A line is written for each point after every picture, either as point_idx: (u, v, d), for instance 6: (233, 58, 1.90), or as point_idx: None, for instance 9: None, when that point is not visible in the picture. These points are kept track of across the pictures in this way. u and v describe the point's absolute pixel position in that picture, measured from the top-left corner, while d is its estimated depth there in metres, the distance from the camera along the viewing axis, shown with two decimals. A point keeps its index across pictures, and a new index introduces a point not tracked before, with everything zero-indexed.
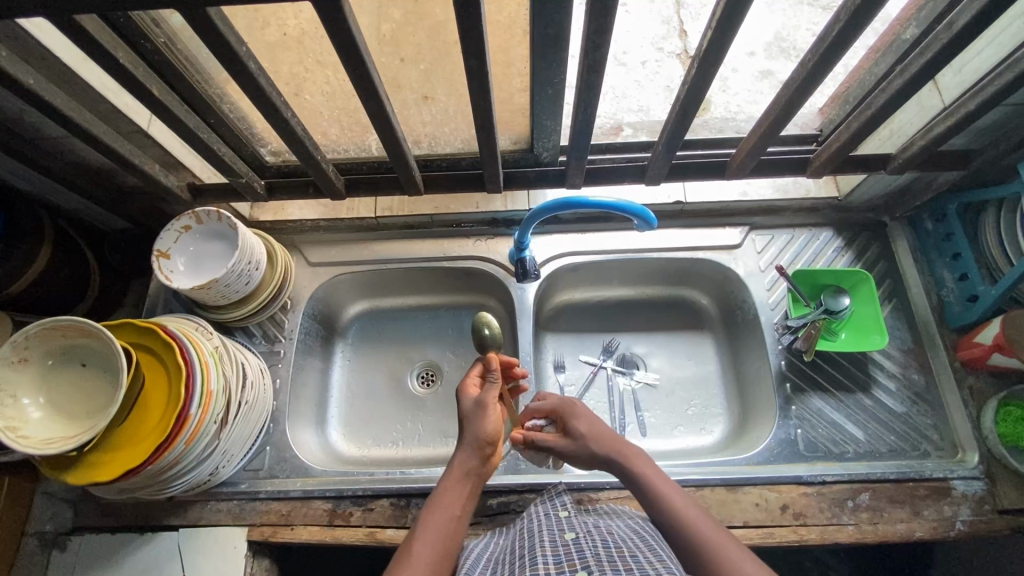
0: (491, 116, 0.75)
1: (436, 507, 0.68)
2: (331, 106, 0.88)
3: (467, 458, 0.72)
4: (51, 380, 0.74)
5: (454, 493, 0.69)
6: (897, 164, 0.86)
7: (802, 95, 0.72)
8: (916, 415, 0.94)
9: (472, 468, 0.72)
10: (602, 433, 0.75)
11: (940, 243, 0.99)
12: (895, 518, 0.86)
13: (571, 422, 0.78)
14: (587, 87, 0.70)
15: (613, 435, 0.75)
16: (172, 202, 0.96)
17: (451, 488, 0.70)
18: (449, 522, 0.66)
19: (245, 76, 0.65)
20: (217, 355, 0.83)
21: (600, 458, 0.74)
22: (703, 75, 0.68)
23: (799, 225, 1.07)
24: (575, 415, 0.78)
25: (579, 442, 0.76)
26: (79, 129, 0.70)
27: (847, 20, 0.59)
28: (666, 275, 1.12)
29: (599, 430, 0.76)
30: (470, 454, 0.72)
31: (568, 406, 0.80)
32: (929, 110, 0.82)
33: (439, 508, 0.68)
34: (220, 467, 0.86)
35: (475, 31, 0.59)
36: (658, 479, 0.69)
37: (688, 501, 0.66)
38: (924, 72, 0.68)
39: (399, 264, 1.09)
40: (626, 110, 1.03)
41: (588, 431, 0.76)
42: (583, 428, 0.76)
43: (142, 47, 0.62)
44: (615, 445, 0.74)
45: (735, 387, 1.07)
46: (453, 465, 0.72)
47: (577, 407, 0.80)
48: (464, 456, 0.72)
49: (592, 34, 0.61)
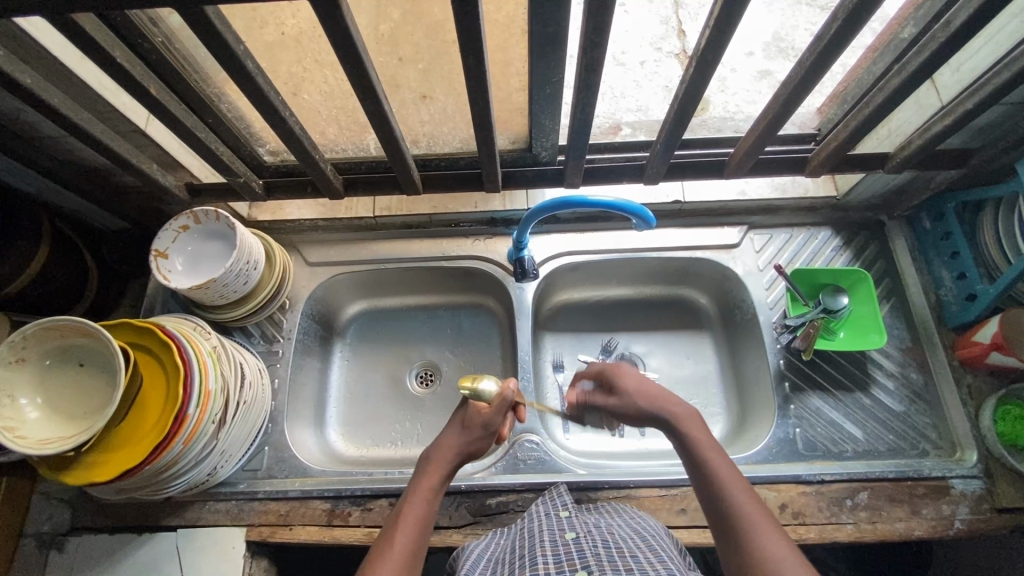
0: (489, 115, 0.75)
1: (414, 501, 0.68)
2: (329, 105, 0.88)
3: (454, 455, 0.71)
4: (48, 380, 0.74)
5: (434, 487, 0.69)
6: (895, 163, 0.86)
7: (801, 95, 0.72)
8: (915, 414, 0.94)
9: (456, 464, 0.71)
10: (651, 395, 0.71)
11: (938, 243, 0.99)
12: (894, 517, 0.86)
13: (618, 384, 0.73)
14: (585, 86, 0.70)
15: (664, 398, 0.71)
16: (170, 202, 0.96)
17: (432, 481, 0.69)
18: (425, 516, 0.67)
19: (243, 75, 0.65)
20: (215, 355, 0.82)
21: (648, 419, 0.71)
22: (702, 74, 0.68)
23: (798, 224, 1.07)
24: (621, 376, 0.74)
25: (627, 402, 0.72)
26: (76, 129, 0.70)
27: (845, 18, 0.59)
28: (665, 275, 1.12)
29: (649, 391, 0.72)
30: (457, 451, 0.71)
31: (615, 366, 0.76)
32: (927, 109, 0.82)
33: (420, 502, 0.68)
34: (218, 467, 0.86)
35: (473, 30, 0.59)
36: (709, 446, 0.67)
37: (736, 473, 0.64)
38: (922, 71, 0.68)
39: (397, 263, 1.09)
40: (625, 110, 1.03)
41: (635, 391, 0.72)
42: (631, 387, 0.72)
43: (140, 46, 0.62)
44: (667, 409, 0.70)
45: (734, 387, 1.07)
46: (437, 457, 0.71)
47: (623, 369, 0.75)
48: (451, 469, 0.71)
49: (590, 33, 0.61)
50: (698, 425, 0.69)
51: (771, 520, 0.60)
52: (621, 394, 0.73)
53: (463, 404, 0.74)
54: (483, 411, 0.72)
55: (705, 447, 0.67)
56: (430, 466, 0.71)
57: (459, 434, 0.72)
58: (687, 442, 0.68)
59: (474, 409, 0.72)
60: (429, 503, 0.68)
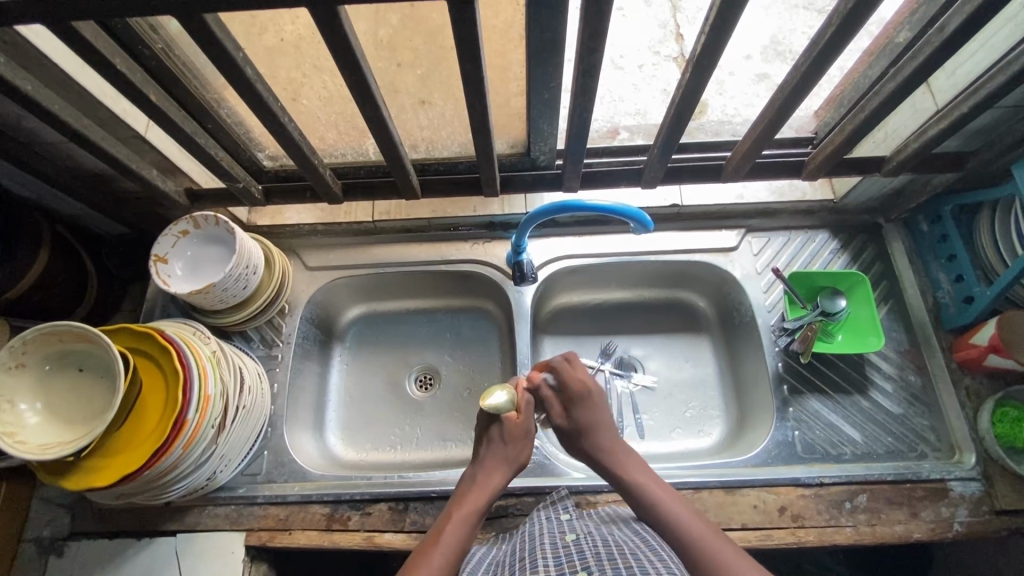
0: (488, 119, 0.75)
1: (462, 518, 0.73)
2: (328, 110, 0.88)
3: (501, 482, 0.78)
4: (48, 385, 0.74)
5: (481, 511, 0.75)
6: (891, 166, 0.87)
7: (797, 99, 0.72)
8: (913, 416, 0.94)
9: (500, 492, 0.78)
10: (600, 431, 0.81)
11: (935, 245, 1.00)
12: (894, 519, 0.86)
13: (575, 411, 0.83)
14: (583, 91, 0.70)
15: (612, 436, 0.81)
16: (170, 207, 0.96)
17: (479, 503, 0.75)
18: (471, 535, 0.72)
19: (243, 81, 0.65)
20: (215, 360, 0.83)
21: (589, 451, 0.80)
22: (698, 78, 0.69)
23: (796, 227, 1.07)
24: (584, 408, 0.83)
25: (577, 427, 0.82)
26: (76, 135, 0.71)
27: (840, 24, 0.60)
28: (664, 278, 1.12)
29: (601, 426, 0.81)
30: (503, 478, 0.78)
31: (584, 390, 0.84)
32: (923, 112, 0.82)
33: (466, 520, 0.73)
34: (218, 471, 0.86)
35: (470, 36, 0.60)
36: (654, 481, 0.74)
37: (682, 502, 0.71)
38: (917, 75, 0.68)
39: (396, 268, 1.09)
40: (624, 114, 1.03)
41: (586, 424, 0.82)
42: (583, 418, 0.82)
43: (140, 53, 0.63)
44: (613, 450, 0.79)
45: (733, 389, 1.07)
46: (485, 483, 0.78)
47: (590, 397, 0.83)
48: (498, 483, 0.78)
49: (587, 39, 0.61)
50: (639, 466, 0.77)
51: (718, 532, 0.65)
52: (575, 421, 0.82)
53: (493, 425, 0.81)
54: (516, 423, 0.81)
55: (651, 485, 0.74)
56: (476, 489, 0.77)
57: (505, 462, 0.79)
58: (635, 483, 0.74)
59: (508, 421, 0.81)
60: (475, 524, 0.73)
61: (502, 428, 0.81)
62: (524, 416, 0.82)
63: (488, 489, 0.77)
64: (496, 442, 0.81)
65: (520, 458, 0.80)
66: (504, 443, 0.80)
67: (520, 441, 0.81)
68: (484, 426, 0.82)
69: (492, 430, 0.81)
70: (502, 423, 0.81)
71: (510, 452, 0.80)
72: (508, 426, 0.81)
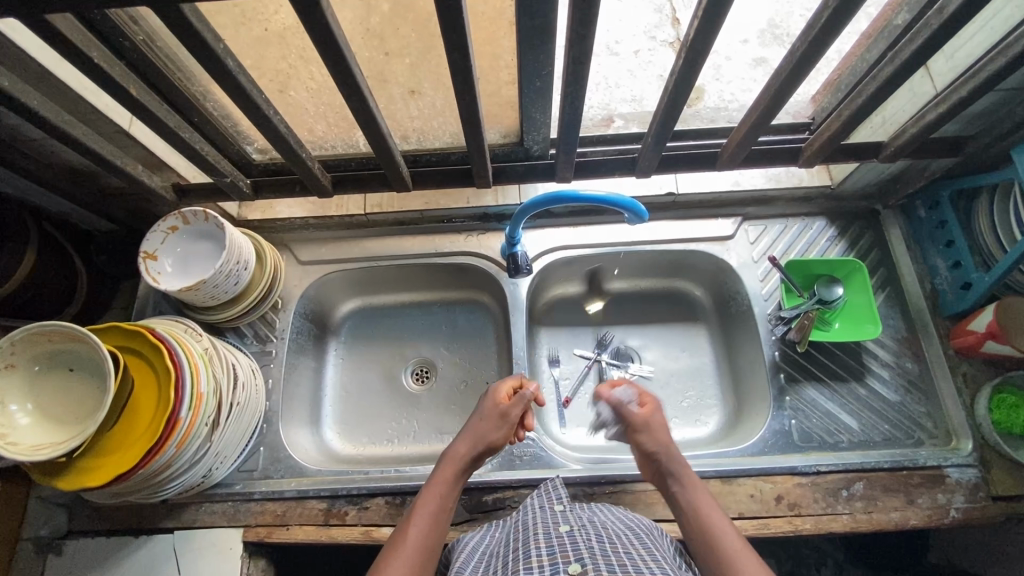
0: (478, 110, 0.74)
1: (433, 491, 0.75)
2: (316, 101, 0.87)
3: (470, 458, 0.80)
4: (38, 386, 0.74)
5: (452, 485, 0.77)
6: (890, 152, 0.85)
7: (793, 85, 0.71)
8: (910, 403, 0.94)
9: (469, 470, 0.80)
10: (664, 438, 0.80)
11: (933, 232, 0.98)
12: (890, 506, 0.86)
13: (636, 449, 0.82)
14: (574, 79, 0.68)
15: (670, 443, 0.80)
16: (157, 203, 0.95)
17: (450, 475, 0.77)
18: (445, 505, 0.74)
19: (225, 74, 0.64)
20: (207, 357, 0.82)
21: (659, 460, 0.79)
22: (691, 66, 0.67)
23: (792, 214, 1.06)
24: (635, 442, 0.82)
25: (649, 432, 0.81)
26: (57, 131, 0.69)
27: (836, 6, 0.58)
28: (660, 267, 1.11)
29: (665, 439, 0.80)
30: (473, 452, 0.80)
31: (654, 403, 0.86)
32: (921, 97, 0.81)
33: (441, 493, 0.75)
34: (213, 468, 0.86)
35: (456, 24, 0.58)
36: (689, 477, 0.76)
37: (708, 498, 0.74)
38: (917, 58, 0.67)
39: (389, 261, 1.08)
40: (619, 100, 1.02)
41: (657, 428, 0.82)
42: (658, 423, 0.82)
43: (120, 45, 0.61)
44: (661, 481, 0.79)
45: (730, 378, 1.06)
46: (454, 455, 0.80)
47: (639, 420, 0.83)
48: (469, 457, 0.80)
49: (578, 25, 0.60)
50: (714, 507, 0.72)
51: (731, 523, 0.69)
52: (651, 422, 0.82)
53: (477, 413, 0.84)
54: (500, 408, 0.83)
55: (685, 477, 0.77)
56: (449, 462, 0.79)
57: (475, 438, 0.81)
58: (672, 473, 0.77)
59: (491, 405, 0.84)
60: (448, 499, 0.75)
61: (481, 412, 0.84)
62: (513, 405, 0.84)
63: (457, 462, 0.79)
64: (475, 419, 0.84)
65: (492, 439, 0.81)
66: (478, 421, 0.83)
67: (495, 423, 0.82)
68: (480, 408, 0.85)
69: (475, 415, 0.84)
70: (485, 407, 0.84)
71: (483, 430, 0.82)
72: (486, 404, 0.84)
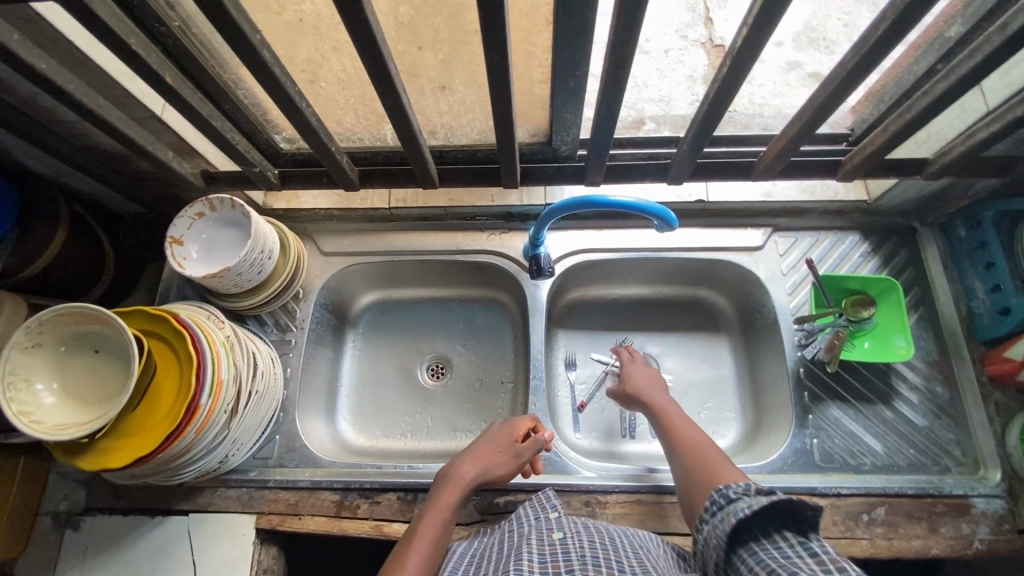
0: (511, 110, 0.72)
1: (437, 514, 0.76)
2: (346, 93, 0.86)
3: (473, 483, 0.81)
4: (64, 366, 0.75)
5: (454, 508, 0.77)
6: (933, 170, 0.82)
7: (840, 97, 0.68)
8: (937, 429, 0.92)
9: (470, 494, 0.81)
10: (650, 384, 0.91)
11: (972, 252, 0.94)
12: (911, 534, 0.84)
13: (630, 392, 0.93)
14: (612, 83, 0.67)
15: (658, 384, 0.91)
16: (185, 188, 0.95)
17: (453, 499, 0.78)
18: (445, 531, 0.74)
19: (260, 65, 0.63)
20: (228, 345, 0.82)
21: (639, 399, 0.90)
22: (734, 74, 0.65)
23: (825, 227, 1.03)
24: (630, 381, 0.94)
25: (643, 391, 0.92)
26: (92, 115, 0.70)
27: (894, 19, 0.56)
28: (684, 275, 1.09)
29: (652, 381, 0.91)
30: (476, 479, 0.81)
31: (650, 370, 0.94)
32: (971, 114, 0.78)
33: (443, 516, 0.76)
34: (230, 455, 0.87)
35: (496, 23, 0.57)
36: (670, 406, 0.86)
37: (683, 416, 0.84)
38: (974, 74, 0.64)
39: (411, 255, 1.08)
40: (648, 100, 0.99)
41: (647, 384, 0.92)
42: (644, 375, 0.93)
43: (157, 31, 0.61)
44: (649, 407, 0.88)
45: (750, 392, 1.05)
46: (458, 480, 0.80)
47: (647, 374, 0.93)
48: (472, 482, 0.81)
49: (621, 29, 0.58)
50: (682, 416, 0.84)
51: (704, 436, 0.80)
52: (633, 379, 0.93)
53: (489, 440, 0.84)
54: (515, 446, 0.84)
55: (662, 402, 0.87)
56: (452, 487, 0.79)
57: (482, 466, 0.82)
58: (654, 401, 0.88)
59: (506, 440, 0.84)
60: (449, 521, 0.76)
61: (493, 442, 0.84)
62: (527, 447, 0.84)
63: (459, 486, 0.80)
64: (484, 444, 0.84)
65: (498, 473, 0.82)
66: (490, 452, 0.83)
67: (506, 458, 0.83)
68: (495, 437, 0.85)
69: (487, 441, 0.85)
70: (498, 438, 0.84)
71: (491, 459, 0.82)
72: (500, 436, 0.85)
